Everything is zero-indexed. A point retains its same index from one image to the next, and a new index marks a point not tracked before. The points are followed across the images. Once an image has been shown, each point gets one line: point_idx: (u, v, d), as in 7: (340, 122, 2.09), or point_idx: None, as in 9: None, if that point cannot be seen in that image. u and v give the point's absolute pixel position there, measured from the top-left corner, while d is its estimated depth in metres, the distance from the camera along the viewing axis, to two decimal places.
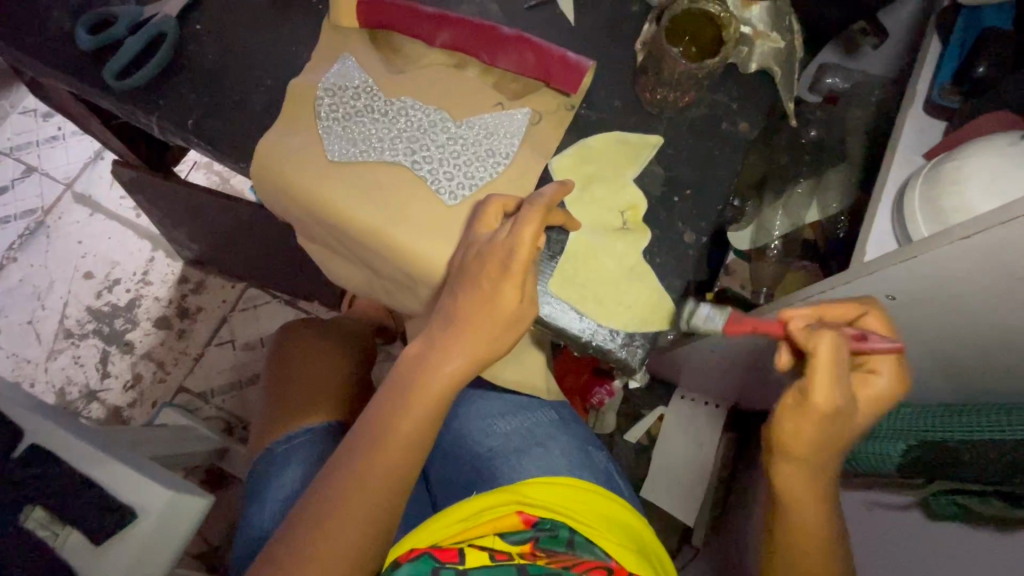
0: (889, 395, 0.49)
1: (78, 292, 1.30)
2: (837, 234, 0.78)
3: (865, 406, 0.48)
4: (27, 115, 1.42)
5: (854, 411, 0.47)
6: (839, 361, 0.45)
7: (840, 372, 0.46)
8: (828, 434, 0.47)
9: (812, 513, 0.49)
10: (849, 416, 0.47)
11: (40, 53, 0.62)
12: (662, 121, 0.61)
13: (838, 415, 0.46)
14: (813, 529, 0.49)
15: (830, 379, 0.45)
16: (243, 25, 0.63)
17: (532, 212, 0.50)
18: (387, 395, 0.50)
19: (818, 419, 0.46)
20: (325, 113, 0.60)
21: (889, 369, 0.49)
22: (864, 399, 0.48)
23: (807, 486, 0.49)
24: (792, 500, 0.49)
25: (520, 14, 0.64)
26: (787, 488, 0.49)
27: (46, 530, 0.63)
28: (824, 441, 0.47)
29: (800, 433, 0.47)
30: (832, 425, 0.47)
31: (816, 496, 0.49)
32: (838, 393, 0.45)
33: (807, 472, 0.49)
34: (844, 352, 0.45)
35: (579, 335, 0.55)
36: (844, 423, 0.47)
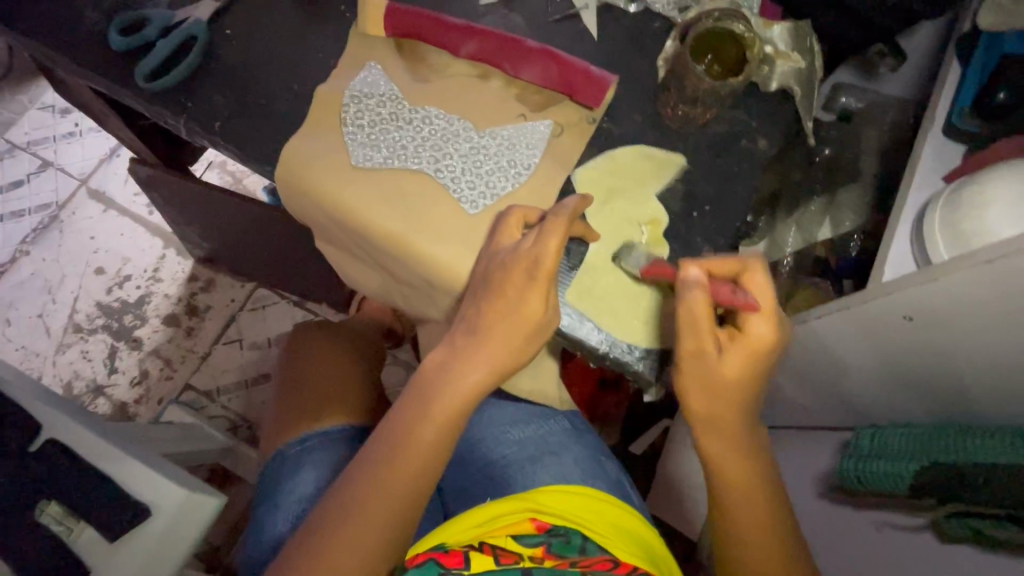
0: (765, 346, 0.49)
1: (88, 287, 1.31)
2: (850, 253, 0.81)
3: (739, 359, 0.49)
4: (45, 111, 1.44)
5: (723, 363, 0.49)
6: (691, 314, 0.48)
7: (697, 325, 0.48)
8: (704, 385, 0.49)
9: (732, 474, 0.51)
10: (718, 367, 0.49)
11: (72, 53, 0.64)
12: (683, 136, 0.61)
13: (702, 364, 0.49)
14: (739, 492, 0.51)
15: (685, 333, 0.49)
16: (271, 31, 0.65)
17: (557, 222, 0.50)
18: (410, 399, 0.51)
19: (686, 371, 0.50)
20: (350, 119, 0.61)
21: (762, 321, 0.49)
22: (737, 353, 0.49)
23: (720, 444, 0.51)
24: (711, 461, 0.51)
25: (544, 28, 0.65)
26: (703, 449, 0.52)
27: (59, 525, 0.63)
28: (703, 393, 0.50)
29: (681, 387, 0.51)
30: (701, 376, 0.49)
31: (730, 455, 0.51)
32: (697, 343, 0.49)
33: (711, 430, 0.51)
34: (695, 306, 0.48)
35: (597, 347, 0.55)
36: (714, 375, 0.49)
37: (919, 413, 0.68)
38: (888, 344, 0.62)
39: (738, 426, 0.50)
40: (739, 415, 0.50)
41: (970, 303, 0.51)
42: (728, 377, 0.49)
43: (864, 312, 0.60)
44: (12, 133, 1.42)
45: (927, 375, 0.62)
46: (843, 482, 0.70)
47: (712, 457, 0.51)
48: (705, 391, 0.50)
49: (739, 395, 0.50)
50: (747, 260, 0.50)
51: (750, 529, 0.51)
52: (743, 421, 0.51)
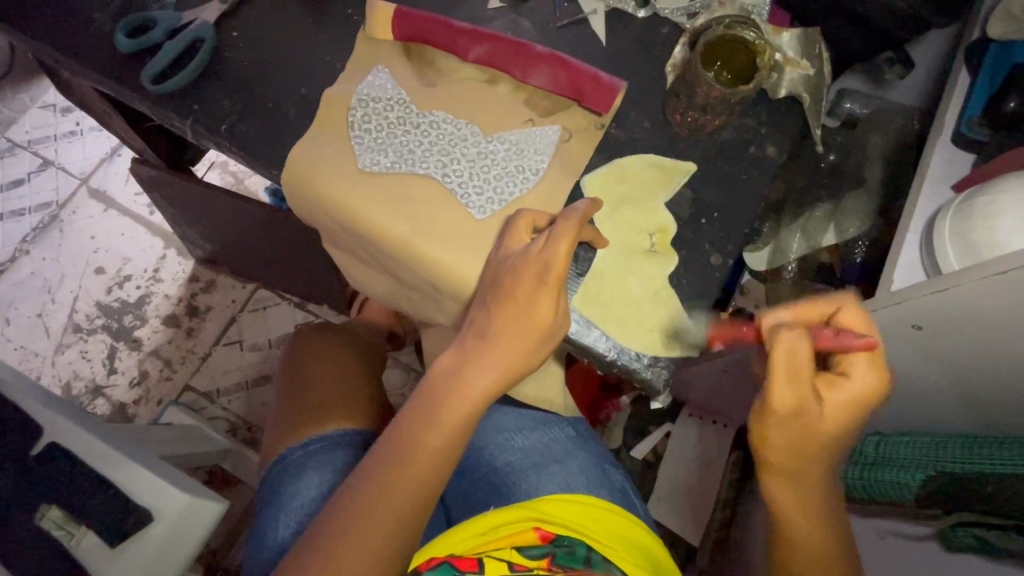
0: (866, 396, 0.46)
1: (88, 287, 1.30)
2: (855, 259, 0.78)
3: (838, 411, 0.46)
4: (47, 110, 1.44)
5: (822, 416, 0.46)
6: (793, 362, 0.45)
7: (798, 375, 0.45)
8: (798, 439, 0.46)
9: (808, 525, 0.48)
10: (816, 420, 0.46)
11: (78, 54, 0.63)
12: (691, 143, 0.61)
13: (799, 416, 0.46)
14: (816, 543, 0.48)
15: (786, 383, 0.45)
16: (278, 33, 0.64)
17: (566, 226, 0.50)
18: (418, 404, 0.50)
19: (778, 422, 0.46)
20: (357, 123, 0.60)
21: (865, 370, 0.46)
22: (836, 402, 0.46)
23: (801, 497, 0.48)
24: (785, 512, 0.49)
25: (552, 33, 0.65)
26: (779, 502, 0.49)
27: (60, 530, 0.62)
28: (795, 447, 0.46)
29: (770, 440, 0.47)
30: (796, 430, 0.46)
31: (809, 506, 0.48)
32: (797, 395, 0.45)
33: (794, 483, 0.48)
34: (800, 354, 0.45)
35: (604, 354, 0.55)
36: (810, 428, 0.46)
37: (925, 421, 0.68)
38: (897, 352, 0.62)
39: (819, 477, 0.48)
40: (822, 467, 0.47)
41: (980, 313, 0.50)
42: (825, 430, 0.46)
43: (871, 321, 0.60)
44: (13, 132, 1.41)
45: (933, 384, 0.62)
46: (849, 491, 0.71)
47: (790, 510, 0.48)
48: (796, 445, 0.46)
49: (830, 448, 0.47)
50: (840, 299, 0.48)
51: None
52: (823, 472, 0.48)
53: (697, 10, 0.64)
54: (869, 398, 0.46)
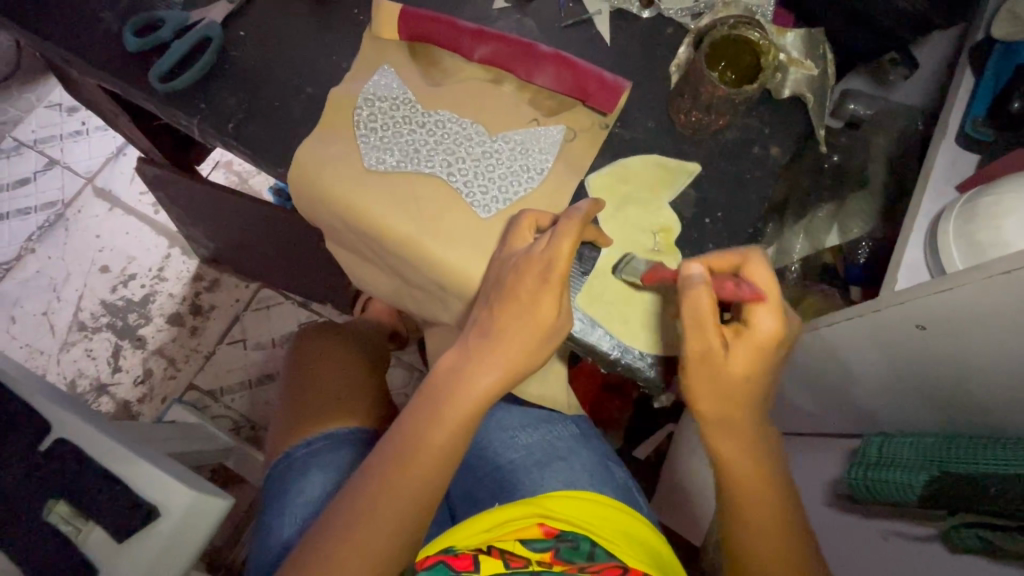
0: (772, 341, 0.48)
1: (93, 286, 1.31)
2: (858, 259, 0.80)
3: (748, 356, 0.48)
4: (53, 109, 1.44)
5: (733, 360, 0.48)
6: (695, 308, 0.48)
7: (701, 319, 0.48)
8: (713, 384, 0.48)
9: (745, 474, 0.50)
10: (728, 365, 0.48)
11: (86, 53, 0.64)
12: (695, 143, 0.61)
13: (711, 362, 0.48)
14: (755, 492, 0.50)
15: (691, 328, 0.48)
16: (285, 33, 0.65)
17: (569, 225, 0.50)
18: (421, 401, 0.51)
19: (694, 369, 0.49)
20: (363, 123, 0.61)
21: (768, 315, 0.48)
22: (744, 348, 0.48)
23: (731, 444, 0.50)
24: (722, 463, 0.50)
25: (557, 33, 0.66)
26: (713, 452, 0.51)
27: (69, 525, 0.64)
28: (713, 393, 0.49)
29: (691, 389, 0.49)
30: (711, 375, 0.48)
31: (742, 454, 0.50)
32: (704, 342, 0.48)
33: (722, 432, 0.50)
34: (699, 299, 0.48)
35: (608, 353, 0.55)
36: (723, 372, 0.48)
37: (927, 422, 0.68)
38: (901, 352, 0.62)
39: (749, 426, 0.50)
40: (749, 413, 0.49)
41: (985, 313, 0.50)
42: (739, 375, 0.48)
43: (875, 321, 0.60)
44: (19, 131, 1.42)
45: (934, 384, 0.63)
46: (853, 493, 0.70)
47: (722, 456, 0.50)
48: (715, 391, 0.49)
49: (750, 392, 0.48)
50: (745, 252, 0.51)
51: (764, 533, 0.49)
52: (753, 418, 0.50)
53: (702, 10, 0.65)
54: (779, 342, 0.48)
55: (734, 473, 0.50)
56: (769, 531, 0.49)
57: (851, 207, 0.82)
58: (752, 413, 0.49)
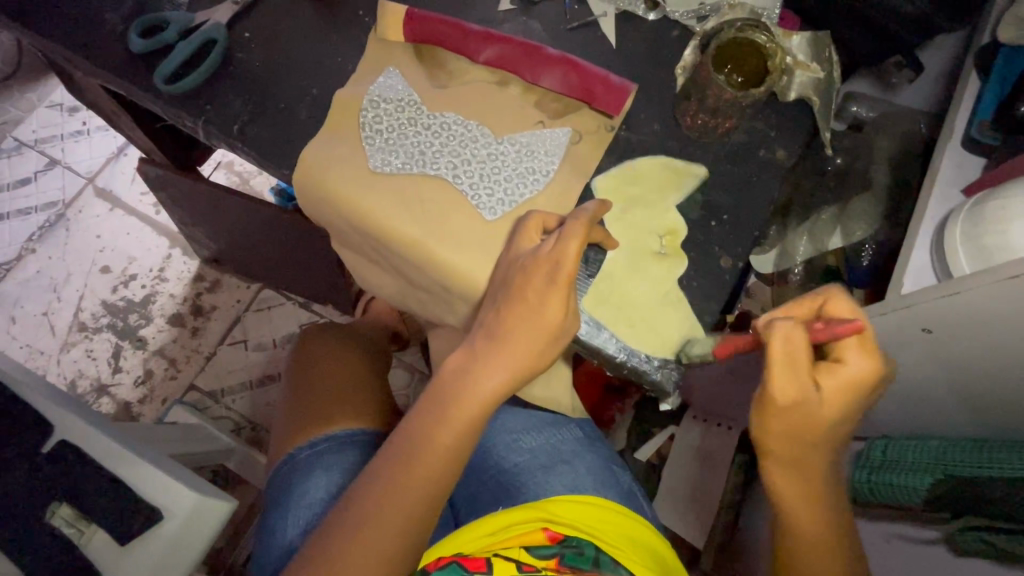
0: (865, 383, 0.45)
1: (94, 286, 1.30)
2: (862, 261, 0.78)
3: (839, 400, 0.45)
4: (54, 109, 1.44)
5: (824, 405, 0.45)
6: (788, 351, 0.44)
7: (794, 363, 0.44)
8: (798, 430, 0.46)
9: (810, 513, 0.49)
10: (817, 408, 0.45)
11: (90, 54, 0.64)
12: (701, 146, 0.61)
13: (800, 407, 0.45)
14: (818, 530, 0.49)
15: (782, 373, 0.44)
16: (290, 35, 0.65)
17: (575, 226, 0.50)
18: (427, 404, 0.50)
19: (778, 413, 0.46)
20: (368, 124, 0.60)
21: (860, 356, 0.45)
22: (834, 391, 0.45)
23: (802, 485, 0.48)
24: (791, 503, 0.49)
25: (562, 35, 0.65)
26: (781, 493, 0.49)
27: (71, 528, 0.63)
28: (795, 438, 0.46)
29: (770, 430, 0.46)
30: (797, 420, 0.45)
31: (810, 494, 0.48)
32: (795, 386, 0.45)
33: (797, 473, 0.48)
34: (794, 343, 0.44)
35: (614, 356, 0.55)
36: (812, 417, 0.45)
37: (931, 425, 0.68)
38: (907, 355, 0.62)
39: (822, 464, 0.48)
40: (825, 455, 0.47)
41: (992, 317, 0.50)
42: (827, 419, 0.45)
43: (881, 324, 0.60)
44: (20, 131, 1.42)
45: (938, 387, 0.63)
46: (854, 495, 0.70)
47: (793, 498, 0.48)
48: (797, 435, 0.46)
49: (832, 435, 0.46)
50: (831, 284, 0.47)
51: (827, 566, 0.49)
52: (827, 458, 0.48)
53: (707, 13, 0.65)
54: (872, 384, 0.45)
55: (802, 512, 0.49)
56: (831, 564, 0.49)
57: (855, 209, 0.81)
58: (826, 454, 0.48)
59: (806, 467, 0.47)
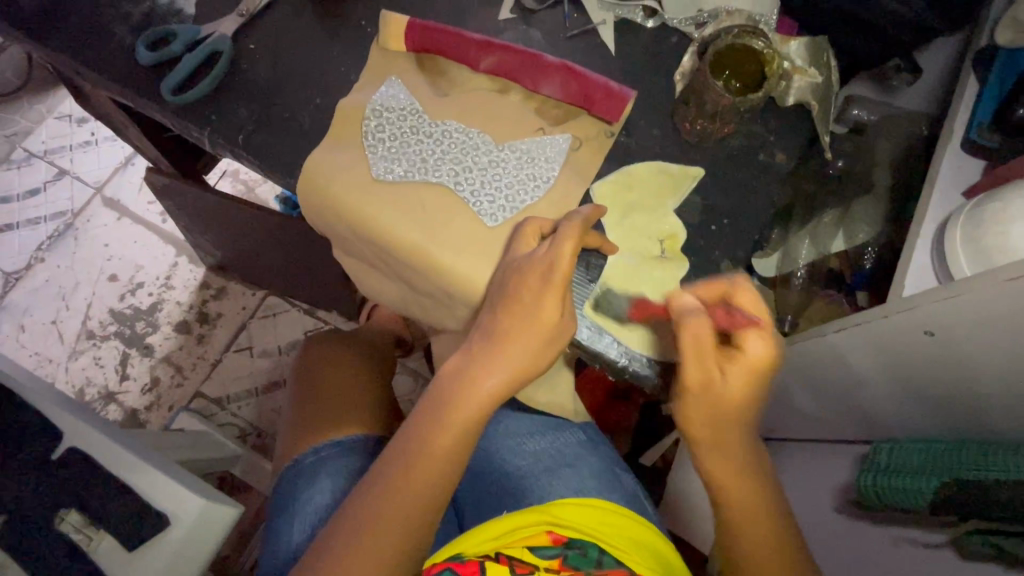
0: (768, 364, 0.48)
1: (102, 294, 1.32)
2: (865, 263, 0.79)
3: (742, 381, 0.48)
4: (62, 120, 1.46)
5: (729, 388, 0.48)
6: (694, 339, 0.48)
7: (701, 352, 0.48)
8: (711, 414, 0.49)
9: (739, 497, 0.50)
10: (724, 391, 0.48)
11: (100, 67, 0.65)
12: (700, 151, 0.62)
13: (709, 392, 0.48)
14: (750, 512, 0.50)
15: (689, 361, 0.48)
16: (294, 45, 0.66)
17: (571, 228, 0.51)
18: (427, 407, 0.51)
19: (690, 399, 0.49)
20: (371, 133, 0.61)
21: (759, 340, 0.48)
22: (738, 373, 0.48)
23: (730, 474, 0.50)
24: (721, 491, 0.50)
25: (562, 43, 0.66)
26: (712, 479, 0.51)
27: (78, 534, 0.64)
28: (708, 423, 0.49)
29: (686, 416, 0.50)
30: (708, 405, 0.48)
31: (740, 481, 0.50)
32: (701, 371, 0.48)
33: (720, 458, 0.50)
34: (699, 331, 0.48)
35: (615, 360, 0.55)
36: (719, 402, 0.48)
37: (933, 427, 0.68)
38: (909, 357, 0.62)
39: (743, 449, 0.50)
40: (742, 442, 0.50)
41: (992, 315, 0.50)
42: (733, 403, 0.48)
43: (884, 327, 0.60)
44: (30, 142, 1.44)
45: (940, 389, 0.62)
46: (862, 500, 0.70)
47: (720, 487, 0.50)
48: (711, 421, 0.49)
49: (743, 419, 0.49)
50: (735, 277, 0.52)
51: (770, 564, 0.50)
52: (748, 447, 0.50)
53: (705, 19, 0.65)
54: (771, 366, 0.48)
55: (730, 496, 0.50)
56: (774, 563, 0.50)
57: (858, 212, 0.81)
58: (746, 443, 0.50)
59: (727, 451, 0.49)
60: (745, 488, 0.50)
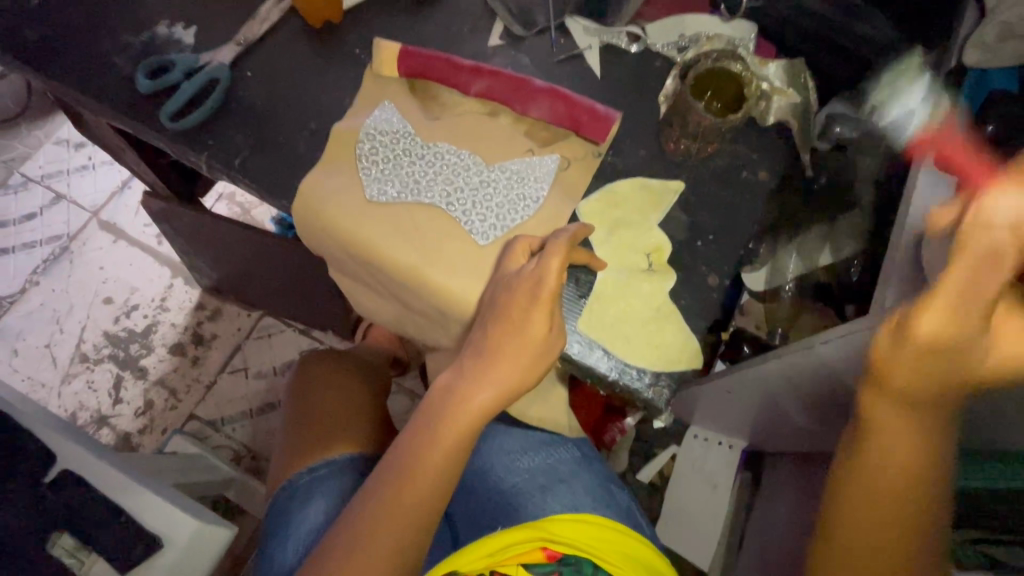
0: None
1: (96, 317, 1.32)
2: (851, 275, 0.77)
3: (1003, 347, 0.44)
4: (60, 145, 1.48)
5: (976, 348, 0.44)
6: (980, 278, 0.41)
7: (971, 298, 0.42)
8: (929, 363, 0.45)
9: (901, 442, 0.49)
10: (966, 350, 0.44)
11: (100, 95, 0.67)
12: (685, 169, 0.63)
13: (943, 345, 0.44)
14: (895, 457, 0.49)
15: (944, 307, 0.42)
16: (290, 72, 0.68)
17: (557, 246, 0.53)
18: (420, 423, 0.52)
19: (919, 343, 0.44)
20: (365, 156, 0.63)
21: None
22: (998, 341, 0.44)
23: (900, 424, 0.48)
24: (878, 434, 0.50)
25: (550, 67, 0.69)
26: (877, 420, 0.49)
27: (71, 558, 0.63)
28: (917, 373, 0.46)
29: (896, 357, 0.46)
30: (932, 357, 0.44)
31: (914, 432, 0.48)
32: (948, 319, 0.43)
33: (899, 403, 0.48)
34: (994, 282, 0.41)
35: (606, 374, 0.56)
36: (950, 354, 0.44)
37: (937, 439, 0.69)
38: None
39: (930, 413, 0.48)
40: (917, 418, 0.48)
41: None
42: (969, 363, 0.44)
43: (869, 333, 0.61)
44: (27, 167, 1.46)
45: None
46: None
47: (882, 455, 0.50)
48: (925, 367, 0.45)
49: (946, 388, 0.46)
50: None
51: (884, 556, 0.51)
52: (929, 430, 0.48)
53: (686, 44, 0.68)
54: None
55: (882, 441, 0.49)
56: (888, 551, 0.51)
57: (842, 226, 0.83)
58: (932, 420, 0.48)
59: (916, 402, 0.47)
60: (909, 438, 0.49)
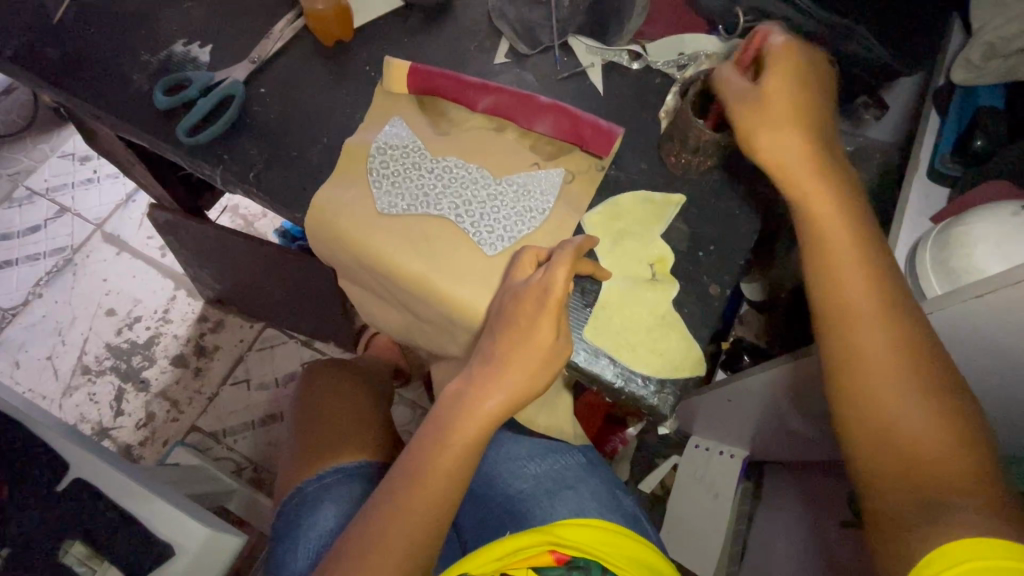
0: (796, 61, 0.55)
1: (99, 329, 1.33)
2: None
3: (781, 80, 0.54)
4: (66, 159, 1.50)
5: (774, 91, 0.54)
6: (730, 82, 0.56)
7: (733, 85, 0.56)
8: (774, 124, 0.54)
9: (832, 218, 0.52)
10: (772, 100, 0.54)
11: (117, 110, 0.69)
12: (685, 182, 0.66)
13: (758, 109, 0.54)
14: (841, 247, 0.52)
15: (739, 104, 0.55)
16: (302, 89, 0.70)
17: (563, 256, 0.54)
18: (431, 428, 0.53)
19: (751, 118, 0.54)
20: (376, 169, 0.65)
21: (781, 48, 0.56)
22: (777, 83, 0.54)
23: (820, 193, 0.53)
24: (809, 210, 0.53)
25: (554, 85, 0.71)
26: (806, 206, 0.53)
27: (82, 566, 0.64)
28: (774, 133, 0.53)
29: (755, 143, 0.54)
30: (764, 117, 0.54)
31: (820, 178, 0.53)
32: (739, 95, 0.55)
33: (795, 163, 0.53)
34: (737, 75, 0.56)
35: (612, 381, 0.58)
36: (767, 107, 0.54)
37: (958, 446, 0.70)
38: None
39: (818, 153, 0.53)
40: (838, 194, 0.53)
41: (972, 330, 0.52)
42: (784, 102, 0.54)
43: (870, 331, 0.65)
44: (32, 181, 1.47)
45: None
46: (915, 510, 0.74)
47: (826, 261, 0.52)
48: (773, 128, 0.54)
49: (815, 134, 0.54)
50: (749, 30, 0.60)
51: (895, 388, 0.48)
52: (852, 201, 0.53)
53: (685, 62, 0.70)
54: (819, 74, 0.56)
55: (814, 216, 0.53)
56: (891, 370, 0.48)
57: None
58: (847, 193, 0.53)
59: (800, 149, 0.53)
60: (844, 223, 0.52)
